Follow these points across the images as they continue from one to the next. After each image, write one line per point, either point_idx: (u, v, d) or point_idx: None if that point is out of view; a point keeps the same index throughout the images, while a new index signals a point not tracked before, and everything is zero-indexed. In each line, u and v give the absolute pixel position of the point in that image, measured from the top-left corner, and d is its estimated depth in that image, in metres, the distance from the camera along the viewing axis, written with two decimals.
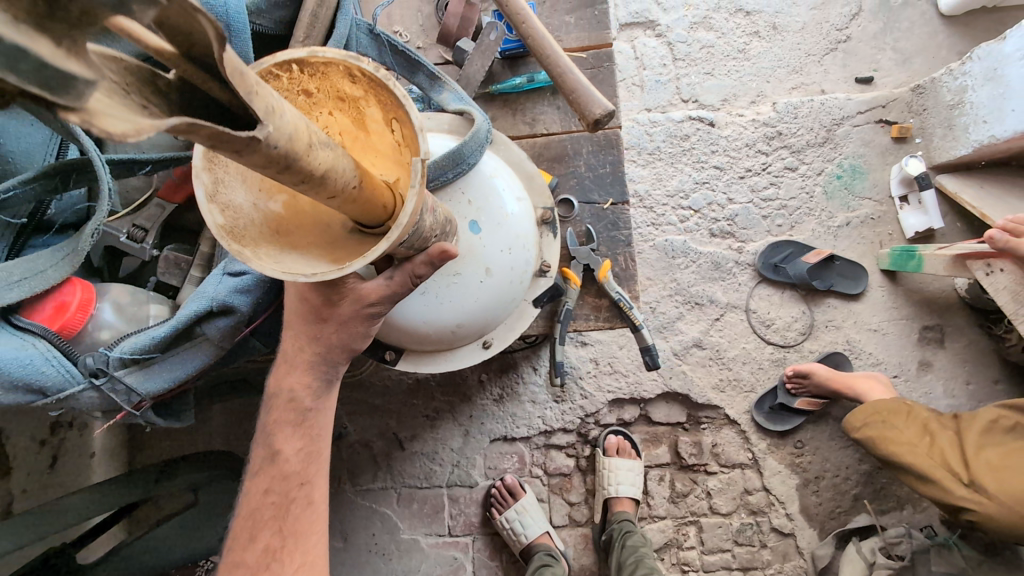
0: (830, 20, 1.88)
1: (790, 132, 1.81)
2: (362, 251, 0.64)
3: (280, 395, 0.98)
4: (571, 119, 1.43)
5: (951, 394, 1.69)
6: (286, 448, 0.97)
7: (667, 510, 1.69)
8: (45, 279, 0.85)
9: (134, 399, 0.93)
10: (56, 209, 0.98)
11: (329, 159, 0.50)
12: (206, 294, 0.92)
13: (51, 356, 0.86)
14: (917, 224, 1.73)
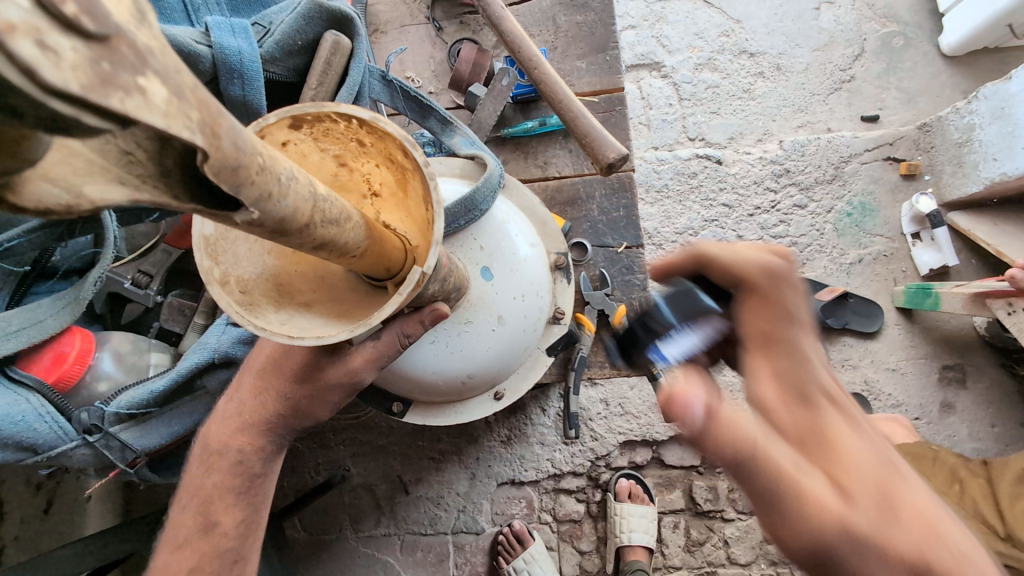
0: (833, 61, 1.91)
1: (798, 169, 1.81)
2: (336, 312, 0.60)
3: (223, 456, 0.88)
4: (583, 162, 1.41)
5: (976, 437, 1.63)
6: (224, 519, 0.87)
7: (683, 559, 1.62)
8: (44, 329, 0.84)
9: (128, 456, 0.90)
10: (60, 256, 0.99)
11: (332, 232, 0.46)
12: (208, 344, 0.92)
13: (44, 412, 0.84)
14: (931, 260, 1.71)
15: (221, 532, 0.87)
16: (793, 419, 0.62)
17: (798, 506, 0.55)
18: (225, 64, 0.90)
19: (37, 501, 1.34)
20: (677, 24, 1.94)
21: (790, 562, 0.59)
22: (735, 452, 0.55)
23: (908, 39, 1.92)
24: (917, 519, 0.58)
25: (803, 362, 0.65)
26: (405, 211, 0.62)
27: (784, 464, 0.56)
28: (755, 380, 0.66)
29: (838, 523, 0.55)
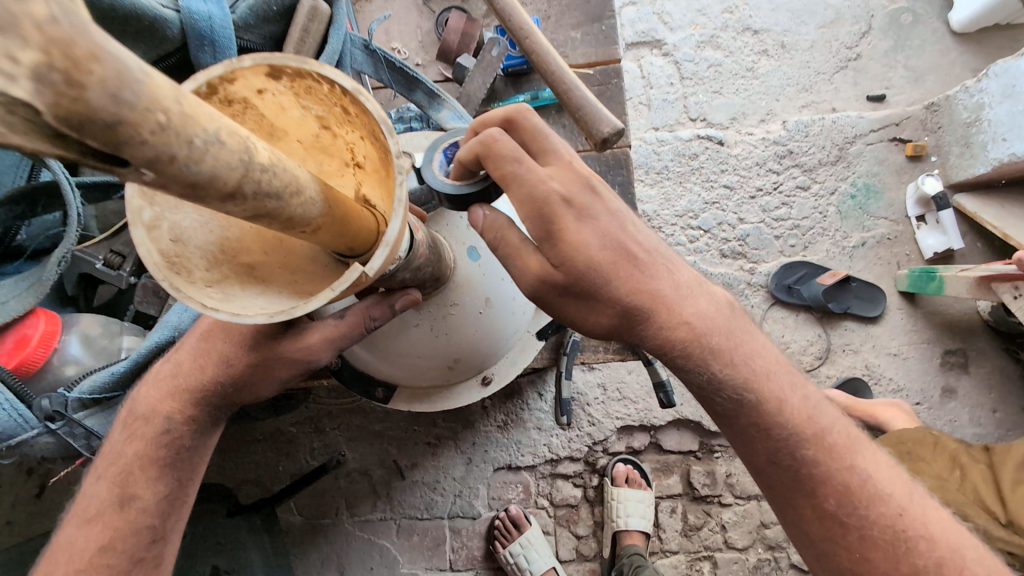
0: (839, 39, 1.86)
1: (801, 151, 1.77)
2: (276, 287, 0.55)
3: (149, 424, 0.80)
4: (576, 138, 1.26)
5: (977, 423, 1.61)
6: (145, 492, 0.80)
7: (680, 544, 1.61)
8: (6, 310, 0.83)
9: (92, 443, 0.89)
10: (27, 235, 0.96)
11: (273, 207, 0.39)
12: (169, 322, 0.89)
13: (4, 399, 0.79)
14: (935, 244, 1.68)
15: (153, 508, 0.81)
16: (737, 332, 0.72)
17: (743, 413, 0.71)
18: (195, 30, 0.86)
19: (28, 486, 1.33)
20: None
21: (750, 467, 0.75)
22: (602, 317, 0.69)
23: (917, 15, 1.87)
24: (845, 440, 0.72)
25: (538, 188, 0.64)
26: (381, 191, 0.58)
27: (730, 372, 0.71)
28: (709, 288, 0.74)
29: (773, 430, 0.71)
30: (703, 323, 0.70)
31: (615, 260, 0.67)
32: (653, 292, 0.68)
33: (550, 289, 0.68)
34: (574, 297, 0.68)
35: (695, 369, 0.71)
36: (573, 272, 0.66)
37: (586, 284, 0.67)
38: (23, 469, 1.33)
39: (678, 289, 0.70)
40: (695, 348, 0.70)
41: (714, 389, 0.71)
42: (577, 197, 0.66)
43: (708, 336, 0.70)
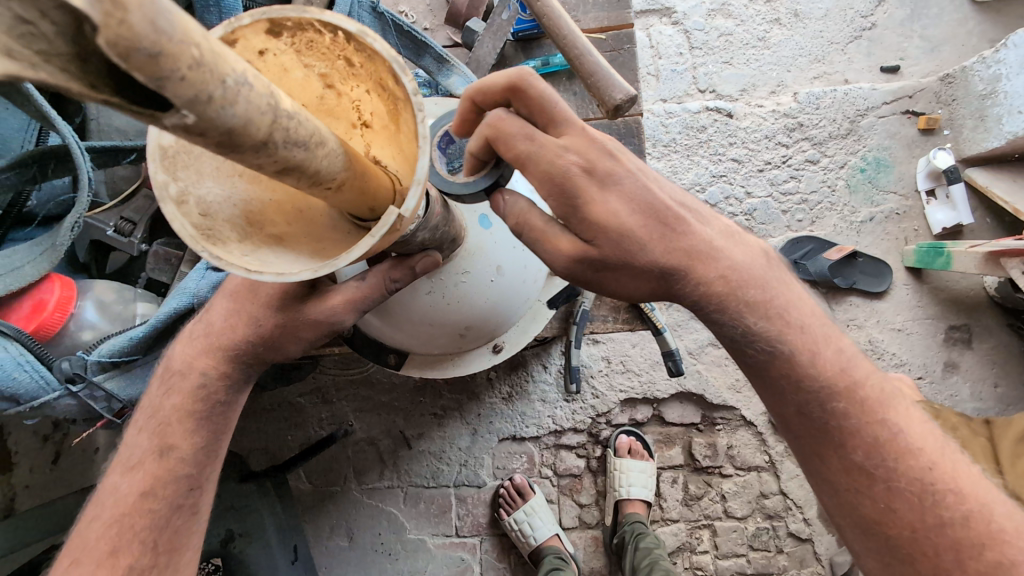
0: (854, 7, 1.81)
1: (812, 123, 1.75)
2: (301, 251, 0.56)
3: (185, 379, 0.84)
4: (588, 106, 1.24)
5: (978, 397, 1.63)
6: (181, 444, 0.83)
7: (680, 513, 1.64)
8: (21, 275, 0.83)
9: (115, 407, 0.90)
10: (37, 201, 0.97)
11: (300, 158, 0.41)
12: (186, 290, 0.91)
13: (23, 360, 0.81)
14: (945, 219, 1.66)
15: (189, 458, 0.84)
16: (770, 285, 0.75)
17: (777, 369, 0.74)
18: None
19: (44, 454, 1.36)
20: None
21: (781, 416, 0.77)
22: (640, 280, 0.72)
23: None
24: (879, 393, 0.74)
25: (557, 163, 0.67)
26: (395, 146, 0.58)
27: (763, 325, 0.74)
28: (743, 245, 0.77)
29: (807, 385, 0.73)
30: (735, 276, 0.74)
31: (643, 224, 0.70)
32: (686, 249, 0.72)
33: (586, 258, 0.71)
34: (607, 265, 0.70)
35: (732, 324, 0.75)
36: (609, 235, 0.69)
37: (620, 246, 0.70)
38: (41, 435, 1.37)
39: (711, 244, 0.73)
40: (729, 300, 0.73)
41: (748, 341, 0.74)
42: (598, 161, 0.68)
43: (741, 290, 0.73)
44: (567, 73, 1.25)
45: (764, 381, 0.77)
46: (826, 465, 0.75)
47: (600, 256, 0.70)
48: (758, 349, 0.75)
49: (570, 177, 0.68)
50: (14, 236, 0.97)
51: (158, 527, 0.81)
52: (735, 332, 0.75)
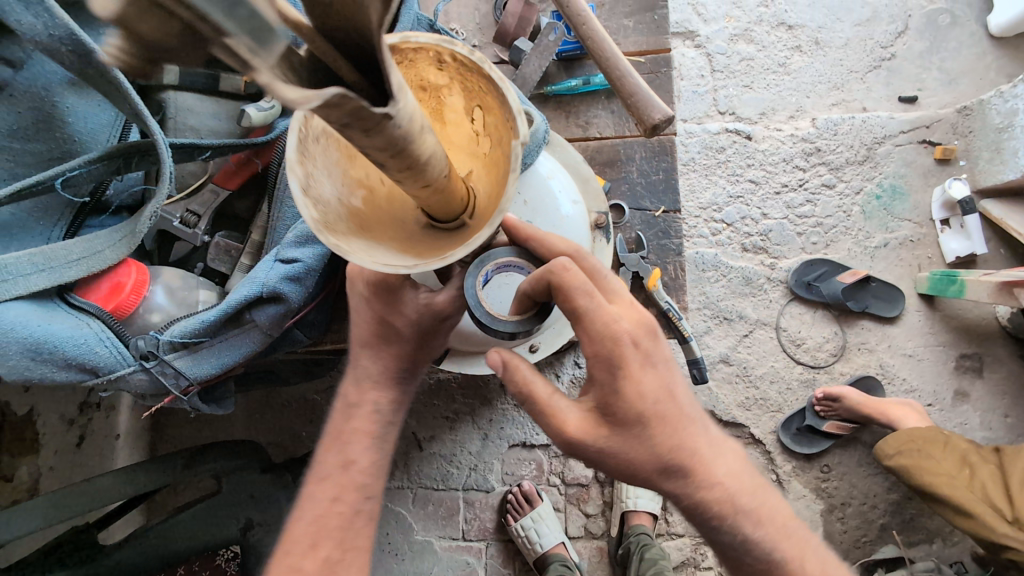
0: (874, 38, 1.85)
1: (829, 149, 1.78)
2: (404, 247, 0.62)
3: (361, 405, 0.90)
4: (626, 124, 1.33)
5: (987, 427, 1.63)
6: (360, 457, 0.89)
7: (686, 527, 1.65)
8: (102, 259, 0.86)
9: (182, 383, 0.88)
10: (114, 191, 1.00)
11: (432, 145, 0.50)
12: (256, 278, 0.85)
13: (104, 336, 0.85)
14: (959, 248, 1.68)
15: (368, 469, 0.90)
16: (764, 495, 0.79)
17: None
18: None
19: (68, 437, 1.41)
20: None
21: None
22: (645, 471, 0.75)
23: (955, 17, 1.85)
24: None
25: (609, 322, 0.70)
26: (466, 151, 0.68)
27: (759, 532, 0.77)
28: (734, 447, 0.81)
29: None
30: (732, 484, 0.77)
31: (665, 419, 0.73)
32: (691, 452, 0.75)
33: (597, 438, 0.74)
34: (617, 450, 0.74)
35: (728, 531, 0.77)
36: (628, 426, 0.73)
37: (634, 438, 0.73)
38: (67, 419, 1.40)
39: (712, 452, 0.76)
40: (727, 509, 0.76)
41: (746, 550, 0.78)
42: (645, 345, 0.72)
43: (738, 499, 0.76)
44: (607, 92, 1.33)
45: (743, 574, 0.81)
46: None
47: (608, 439, 0.74)
48: (743, 550, 0.78)
49: (616, 356, 0.71)
50: (89, 225, 0.98)
51: (344, 527, 0.87)
52: (731, 538, 0.78)
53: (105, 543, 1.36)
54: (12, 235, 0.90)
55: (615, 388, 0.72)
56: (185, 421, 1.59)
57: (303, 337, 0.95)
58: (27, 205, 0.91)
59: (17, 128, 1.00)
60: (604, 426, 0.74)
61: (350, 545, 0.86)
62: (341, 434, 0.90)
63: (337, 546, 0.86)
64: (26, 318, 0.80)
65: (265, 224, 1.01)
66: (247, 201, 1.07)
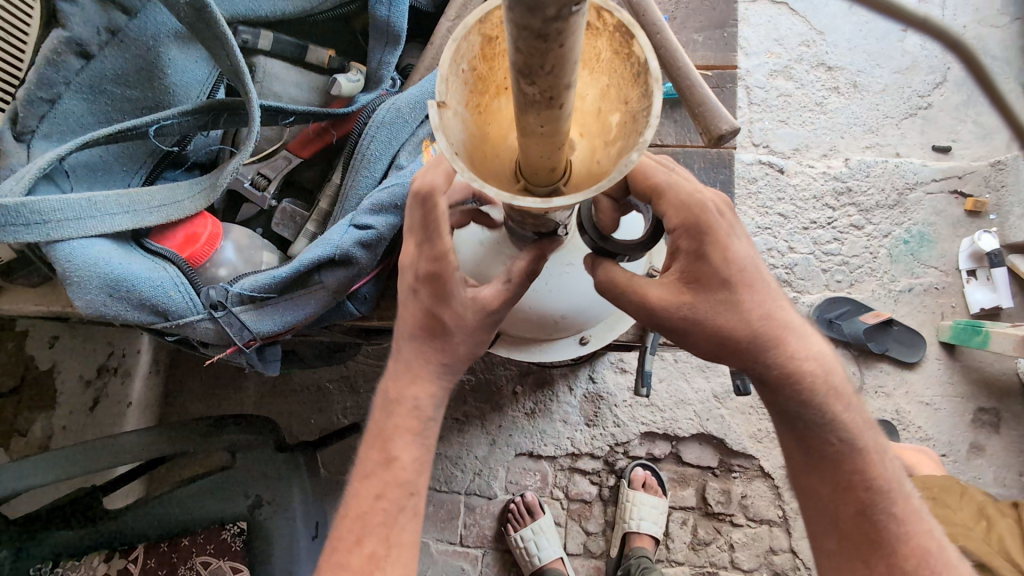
0: (912, 86, 1.87)
1: (860, 190, 1.79)
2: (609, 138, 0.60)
3: (401, 403, 0.85)
4: (686, 134, 1.15)
5: (1002, 483, 1.61)
6: (403, 456, 0.85)
7: (686, 556, 1.63)
8: (180, 209, 0.85)
9: (246, 336, 0.86)
10: (194, 146, 0.97)
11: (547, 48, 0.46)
12: (330, 240, 0.83)
13: (178, 282, 0.83)
14: (984, 300, 1.69)
15: (408, 465, 0.85)
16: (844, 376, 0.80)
17: (852, 458, 0.79)
18: None
19: (84, 398, 1.42)
20: (758, 27, 1.91)
21: (847, 528, 0.81)
22: (734, 342, 0.72)
23: (994, 73, 1.87)
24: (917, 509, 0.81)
25: (693, 195, 0.71)
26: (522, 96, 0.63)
27: (846, 414, 0.78)
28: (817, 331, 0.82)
29: (875, 483, 0.79)
30: (822, 362, 0.77)
31: (756, 289, 0.72)
32: (782, 322, 0.74)
33: (684, 305, 0.72)
34: (707, 315, 0.71)
35: (818, 410, 0.77)
36: (713, 289, 0.71)
37: (723, 305, 0.71)
38: (84, 379, 1.43)
39: (802, 331, 0.77)
40: (820, 384, 0.77)
41: (831, 434, 0.78)
42: (728, 216, 0.73)
43: (827, 376, 0.77)
44: (669, 104, 1.16)
45: (816, 464, 0.80)
46: (851, 568, 0.81)
47: (696, 305, 0.71)
48: (829, 429, 0.78)
49: (701, 223, 0.70)
50: (163, 177, 0.97)
51: (388, 522, 0.84)
52: (818, 416, 0.77)
53: (107, 506, 1.37)
54: (97, 177, 0.88)
55: (701, 252, 0.71)
56: (194, 395, 1.59)
57: (358, 310, 0.92)
58: (113, 148, 0.89)
59: (118, 74, 0.91)
60: (689, 293, 0.72)
61: (395, 541, 0.84)
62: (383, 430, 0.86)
63: (381, 541, 0.83)
64: (109, 255, 0.79)
65: (334, 193, 0.97)
66: (315, 170, 1.05)
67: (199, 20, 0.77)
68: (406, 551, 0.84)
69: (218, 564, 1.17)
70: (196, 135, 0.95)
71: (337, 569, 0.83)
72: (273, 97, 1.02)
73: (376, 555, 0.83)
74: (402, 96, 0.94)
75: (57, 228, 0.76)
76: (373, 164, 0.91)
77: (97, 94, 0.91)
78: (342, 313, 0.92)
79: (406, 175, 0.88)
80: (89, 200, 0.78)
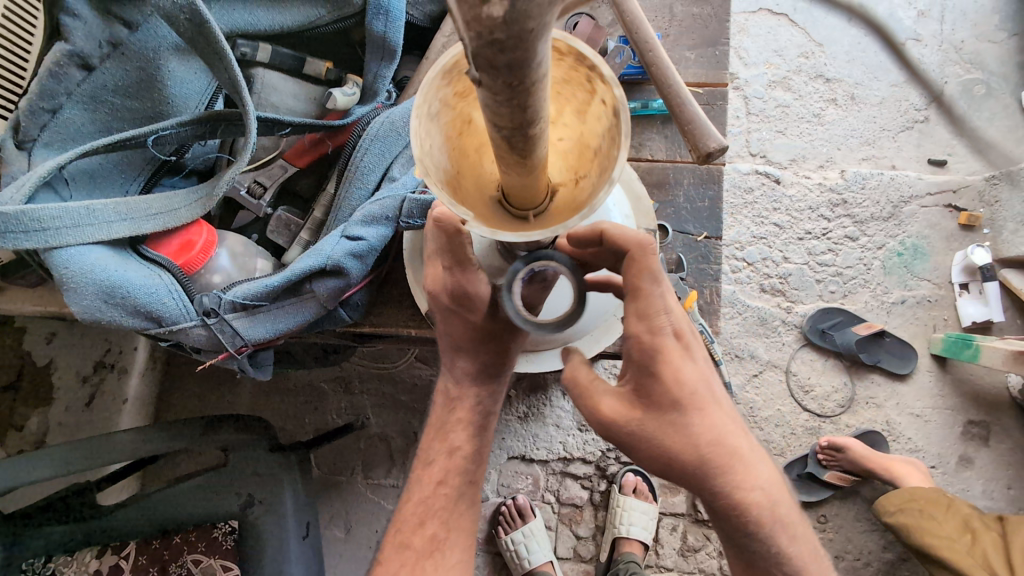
0: (909, 100, 1.89)
1: (855, 202, 1.80)
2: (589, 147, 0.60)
3: (463, 399, 0.92)
4: (680, 147, 1.16)
5: (989, 496, 1.62)
6: (463, 447, 0.92)
7: (676, 562, 1.64)
8: (177, 217, 0.86)
9: (239, 343, 0.87)
10: (193, 155, 0.98)
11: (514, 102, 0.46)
12: (322, 251, 0.84)
13: (173, 289, 0.84)
14: (976, 313, 1.70)
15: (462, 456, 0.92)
16: (791, 503, 0.83)
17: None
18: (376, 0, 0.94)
19: (80, 394, 1.43)
20: (757, 38, 1.92)
21: None
22: (683, 469, 0.75)
23: (990, 89, 1.89)
24: None
25: (659, 316, 0.74)
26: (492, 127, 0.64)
27: (792, 545, 0.81)
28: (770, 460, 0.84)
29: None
30: (771, 490, 0.80)
31: (706, 416, 0.75)
32: (731, 452, 0.77)
33: (632, 424, 0.75)
34: (655, 439, 0.74)
35: (761, 540, 0.80)
36: (663, 411, 0.74)
37: (670, 427, 0.74)
38: (81, 376, 1.44)
39: (754, 458, 0.79)
40: (764, 516, 0.79)
41: (778, 561, 0.80)
42: (686, 337, 0.76)
43: (774, 509, 0.79)
44: (664, 117, 1.17)
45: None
46: None
47: (643, 424, 0.75)
48: (774, 560, 0.81)
49: (660, 348, 0.73)
50: (162, 184, 0.98)
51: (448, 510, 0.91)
52: (763, 546, 0.80)
53: (100, 502, 1.38)
54: (96, 185, 0.89)
55: (654, 373, 0.74)
56: (190, 393, 1.61)
57: (350, 317, 0.94)
58: (114, 156, 0.90)
59: (120, 84, 0.92)
60: (639, 412, 0.75)
61: (454, 526, 0.91)
62: (443, 423, 0.93)
63: (441, 525, 0.90)
64: (105, 263, 0.81)
65: (329, 202, 0.99)
66: (311, 180, 1.06)
67: (197, 34, 0.78)
68: (461, 536, 0.91)
69: (209, 563, 1.18)
70: (194, 144, 0.96)
71: (399, 548, 0.90)
72: (271, 106, 1.03)
73: (437, 536, 0.90)
74: (397, 110, 0.95)
75: (54, 235, 0.77)
76: (366, 176, 0.93)
77: (99, 105, 0.92)
78: (334, 320, 0.93)
79: (398, 188, 0.90)
80: (89, 208, 0.80)
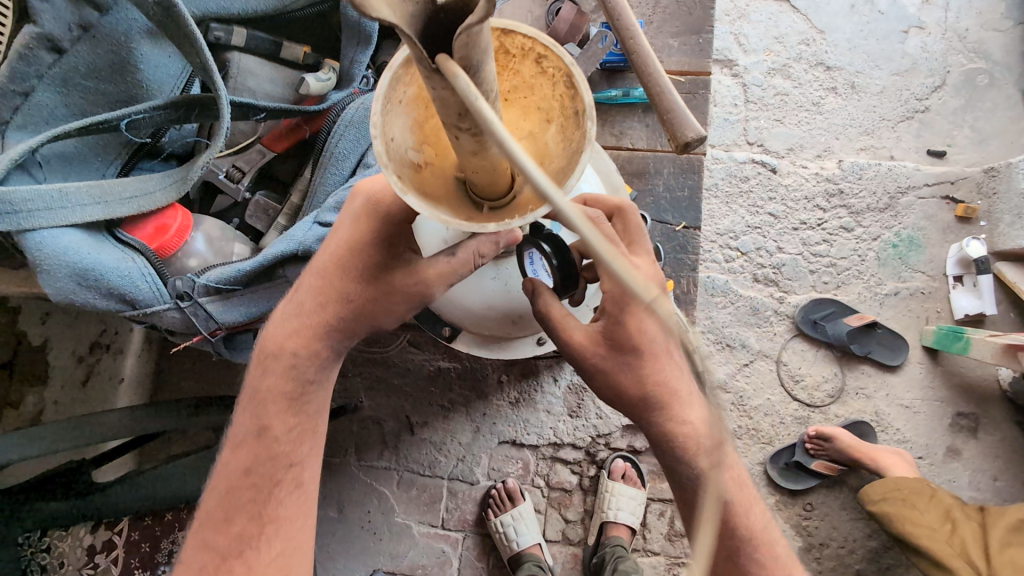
0: (910, 89, 1.86)
1: (852, 192, 1.79)
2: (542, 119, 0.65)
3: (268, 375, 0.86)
4: (659, 138, 1.20)
5: (976, 487, 1.64)
6: (275, 424, 0.85)
7: (663, 546, 1.66)
8: (152, 201, 0.87)
9: (211, 326, 0.88)
10: (170, 138, 1.00)
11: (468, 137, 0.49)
12: (293, 236, 0.87)
13: (147, 273, 0.85)
14: (968, 306, 1.70)
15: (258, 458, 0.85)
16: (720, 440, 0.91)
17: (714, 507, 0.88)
18: None
19: (75, 374, 1.47)
20: (758, 24, 1.89)
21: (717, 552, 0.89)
22: (629, 396, 0.89)
23: (993, 79, 1.86)
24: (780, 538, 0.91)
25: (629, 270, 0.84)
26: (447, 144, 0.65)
27: (713, 467, 0.88)
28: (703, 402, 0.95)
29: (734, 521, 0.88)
30: (700, 424, 0.90)
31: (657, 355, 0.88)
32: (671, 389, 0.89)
33: (596, 354, 0.89)
34: (610, 369, 0.89)
35: (688, 464, 0.87)
36: (625, 351, 0.87)
37: (628, 364, 0.88)
38: (77, 356, 1.48)
39: (689, 395, 0.91)
40: (693, 444, 0.88)
41: (699, 482, 0.88)
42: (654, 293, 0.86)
43: (699, 436, 0.89)
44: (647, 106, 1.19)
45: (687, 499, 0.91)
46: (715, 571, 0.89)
47: (605, 359, 0.89)
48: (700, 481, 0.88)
49: (629, 297, 0.84)
50: (140, 167, 0.99)
51: (258, 499, 0.83)
52: (689, 470, 0.87)
53: (96, 480, 1.40)
54: (71, 168, 0.90)
55: (622, 318, 0.86)
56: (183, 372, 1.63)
57: None
58: (88, 140, 0.91)
59: (93, 69, 0.94)
60: (603, 349, 0.89)
61: (269, 515, 0.83)
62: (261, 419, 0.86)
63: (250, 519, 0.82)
64: (78, 245, 0.81)
65: (306, 188, 0.99)
66: (289, 164, 1.07)
67: (168, 20, 0.78)
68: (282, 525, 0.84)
69: None
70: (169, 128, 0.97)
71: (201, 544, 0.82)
72: (248, 92, 1.03)
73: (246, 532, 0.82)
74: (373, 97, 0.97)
75: (29, 218, 0.77)
76: (341, 161, 0.95)
77: (75, 90, 0.94)
78: None
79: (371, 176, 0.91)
80: (60, 190, 0.80)
